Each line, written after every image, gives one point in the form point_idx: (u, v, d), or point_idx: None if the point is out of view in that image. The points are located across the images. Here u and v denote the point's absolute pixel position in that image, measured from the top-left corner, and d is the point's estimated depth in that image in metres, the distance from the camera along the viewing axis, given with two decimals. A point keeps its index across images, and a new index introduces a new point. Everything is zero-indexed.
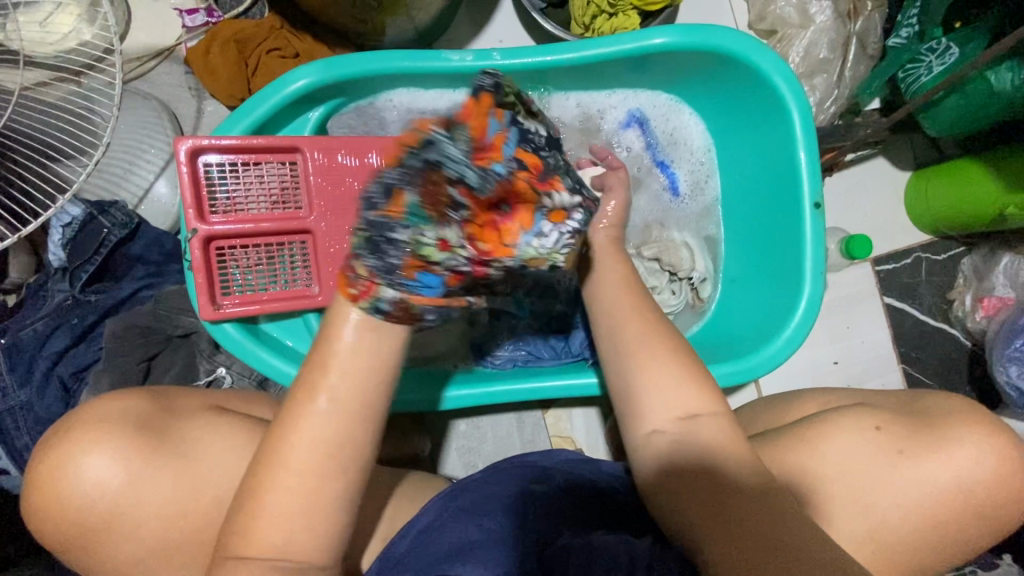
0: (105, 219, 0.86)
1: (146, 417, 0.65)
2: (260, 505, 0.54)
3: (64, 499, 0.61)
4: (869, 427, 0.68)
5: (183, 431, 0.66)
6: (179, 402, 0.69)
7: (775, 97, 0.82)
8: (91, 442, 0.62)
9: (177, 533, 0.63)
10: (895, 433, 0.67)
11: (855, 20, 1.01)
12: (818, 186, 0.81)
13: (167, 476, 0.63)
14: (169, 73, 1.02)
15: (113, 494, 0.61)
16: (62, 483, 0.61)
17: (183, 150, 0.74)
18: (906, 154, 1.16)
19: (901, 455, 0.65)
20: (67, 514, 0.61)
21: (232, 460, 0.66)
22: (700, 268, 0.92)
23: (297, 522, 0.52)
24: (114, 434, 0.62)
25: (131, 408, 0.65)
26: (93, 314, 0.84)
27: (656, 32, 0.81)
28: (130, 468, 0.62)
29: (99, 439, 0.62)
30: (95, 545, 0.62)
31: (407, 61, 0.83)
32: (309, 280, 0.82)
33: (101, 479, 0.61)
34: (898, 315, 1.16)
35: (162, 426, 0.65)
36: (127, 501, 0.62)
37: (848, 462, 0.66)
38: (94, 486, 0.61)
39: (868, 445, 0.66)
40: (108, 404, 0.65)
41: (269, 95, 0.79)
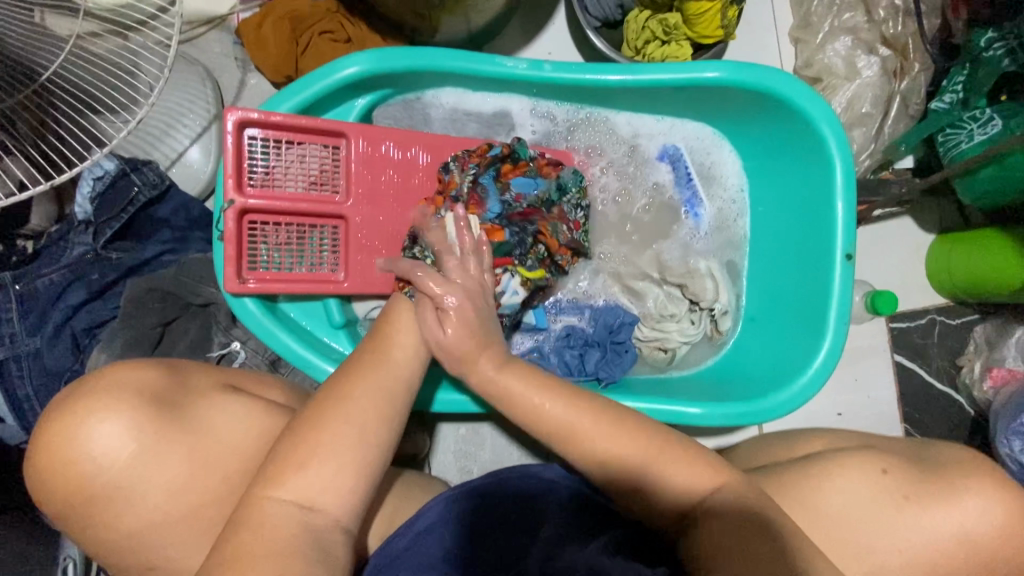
0: (137, 177, 0.86)
1: (159, 391, 0.64)
2: (269, 491, 0.55)
3: (74, 467, 0.59)
4: (875, 470, 0.67)
5: (193, 410, 0.65)
6: (196, 379, 0.69)
7: (819, 146, 0.83)
8: (98, 414, 0.60)
9: (181, 510, 0.62)
10: (901, 478, 0.67)
11: (900, 79, 1.03)
12: (851, 238, 0.82)
13: (174, 459, 0.62)
14: (217, 42, 1.02)
15: (120, 466, 0.60)
16: (70, 450, 0.59)
17: (231, 120, 0.74)
18: (932, 216, 1.17)
19: (906, 501, 0.65)
20: (74, 478, 0.59)
21: (243, 443, 0.65)
22: (722, 301, 0.92)
23: (298, 510, 0.55)
24: (130, 403, 0.61)
25: (147, 380, 0.64)
26: (113, 272, 0.83)
27: (709, 66, 0.82)
28: (129, 452, 0.60)
29: (106, 411, 0.61)
30: (92, 519, 0.61)
31: (462, 62, 0.83)
32: (336, 266, 0.81)
33: (111, 447, 0.60)
34: (905, 374, 1.17)
35: (177, 403, 0.65)
36: (129, 476, 0.60)
37: (848, 501, 0.66)
38: (105, 459, 0.60)
39: (874, 492, 0.66)
40: (128, 372, 0.64)
41: (322, 77, 0.80)
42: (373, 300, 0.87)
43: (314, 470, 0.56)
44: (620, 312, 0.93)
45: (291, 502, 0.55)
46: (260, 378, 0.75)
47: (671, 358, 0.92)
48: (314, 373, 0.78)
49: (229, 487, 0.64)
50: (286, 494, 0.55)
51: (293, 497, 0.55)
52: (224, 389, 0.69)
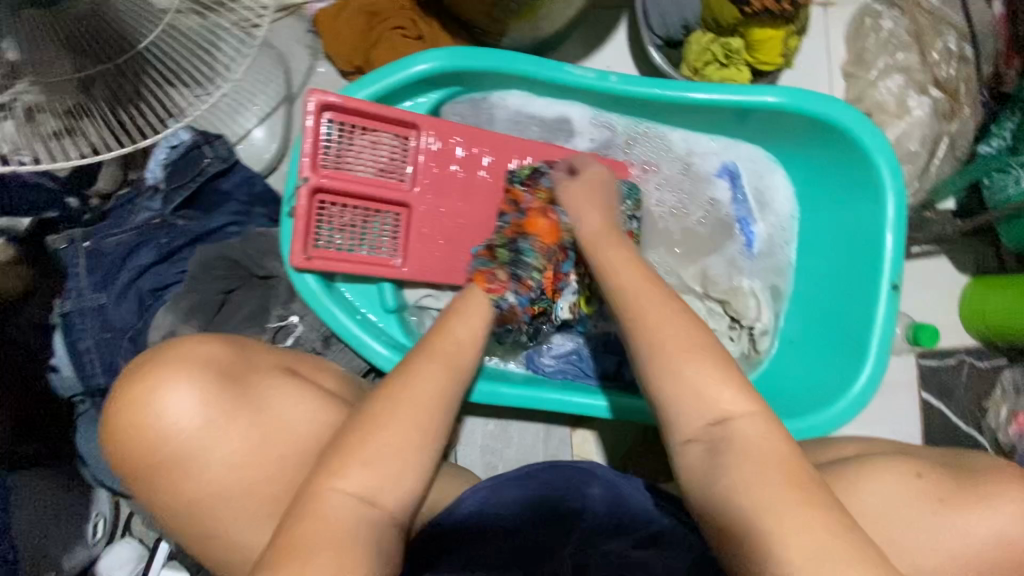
0: (209, 149, 0.89)
1: (224, 366, 0.66)
2: (330, 484, 0.56)
3: (150, 431, 0.62)
4: (908, 475, 0.68)
5: (255, 387, 0.67)
6: (257, 357, 0.71)
7: (874, 176, 0.85)
8: (169, 385, 0.63)
9: (244, 475, 0.64)
10: (938, 482, 0.67)
11: (951, 121, 1.05)
12: (899, 269, 0.83)
13: (238, 431, 0.64)
14: (290, 27, 1.05)
15: (193, 433, 0.63)
16: (145, 417, 0.62)
17: (313, 102, 0.76)
18: (969, 257, 1.18)
19: (941, 504, 0.65)
20: (149, 439, 0.62)
21: (301, 418, 0.67)
22: (763, 320, 0.94)
23: (355, 502, 0.56)
24: (202, 375, 0.64)
25: (213, 355, 0.66)
26: (180, 237, 0.85)
27: (772, 91, 0.85)
28: (197, 423, 0.63)
29: (176, 383, 0.63)
30: (158, 477, 0.63)
31: (533, 66, 0.86)
32: (395, 251, 0.84)
33: (184, 414, 0.63)
34: (931, 412, 1.17)
35: (245, 379, 0.67)
36: (196, 443, 0.63)
37: (882, 504, 0.66)
38: (178, 426, 0.63)
39: (908, 496, 0.66)
40: (199, 347, 0.66)
41: (401, 68, 0.83)
42: (424, 288, 0.89)
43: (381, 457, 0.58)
44: None
45: (352, 496, 0.56)
46: (317, 361, 0.77)
47: None
48: (365, 352, 0.80)
49: (289, 456, 0.65)
50: (348, 489, 0.56)
51: (355, 492, 0.56)
52: (282, 370, 0.71)
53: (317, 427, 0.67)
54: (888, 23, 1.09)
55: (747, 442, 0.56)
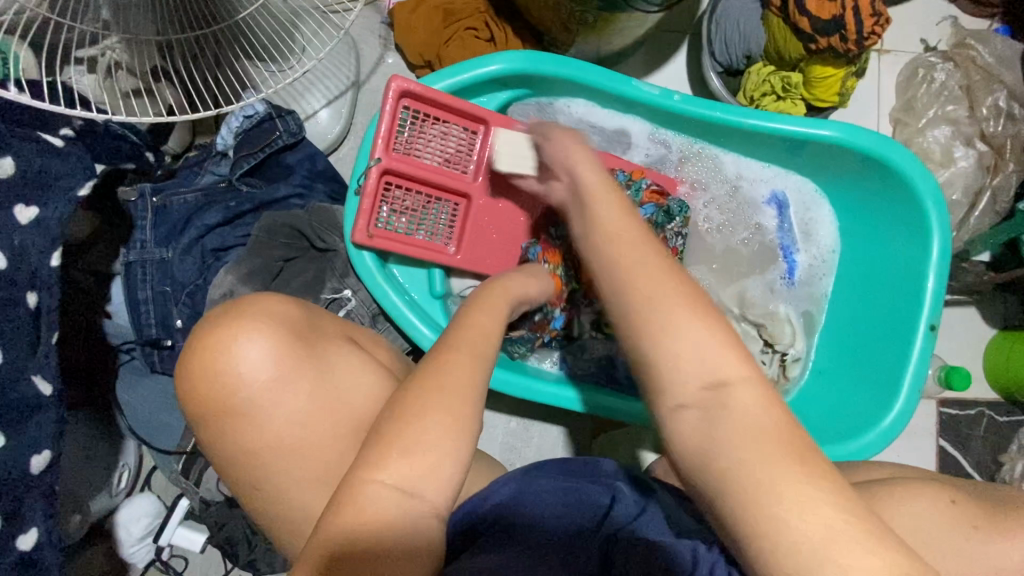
0: (280, 123, 0.92)
1: (297, 326, 0.69)
2: (369, 474, 0.53)
3: (224, 377, 0.65)
4: (943, 499, 0.67)
5: (322, 350, 0.70)
6: (325, 323, 0.74)
7: (921, 217, 0.87)
8: (248, 332, 0.66)
9: (299, 435, 0.67)
10: (972, 509, 0.67)
11: (994, 175, 1.07)
12: (938, 311, 0.85)
13: (300, 389, 0.67)
14: (366, 17, 1.09)
15: (264, 385, 0.66)
16: (221, 360, 0.65)
17: (394, 87, 0.79)
18: (997, 312, 1.19)
19: (975, 530, 0.65)
20: (224, 386, 0.66)
21: (357, 385, 0.70)
22: (796, 347, 0.96)
23: (397, 492, 0.52)
24: (276, 330, 0.67)
25: (288, 314, 0.69)
26: (245, 203, 0.89)
27: (830, 125, 0.88)
28: (268, 374, 0.66)
29: (254, 332, 0.66)
30: (219, 422, 0.66)
31: (602, 78, 0.89)
32: (449, 239, 0.87)
33: (257, 365, 0.66)
34: (947, 460, 1.18)
35: (313, 340, 0.70)
36: (262, 393, 0.66)
37: (922, 525, 0.65)
38: (251, 377, 0.66)
39: (943, 518, 0.65)
40: (274, 303, 0.70)
41: (476, 65, 0.86)
42: (472, 279, 0.91)
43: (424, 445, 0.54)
44: None
45: (389, 485, 0.53)
46: (373, 336, 0.80)
47: None
48: (411, 333, 0.82)
49: (340, 421, 0.68)
50: (385, 478, 0.53)
51: (393, 482, 0.53)
52: (345, 340, 0.74)
53: (368, 397, 0.70)
54: (940, 75, 1.12)
55: (773, 428, 0.47)
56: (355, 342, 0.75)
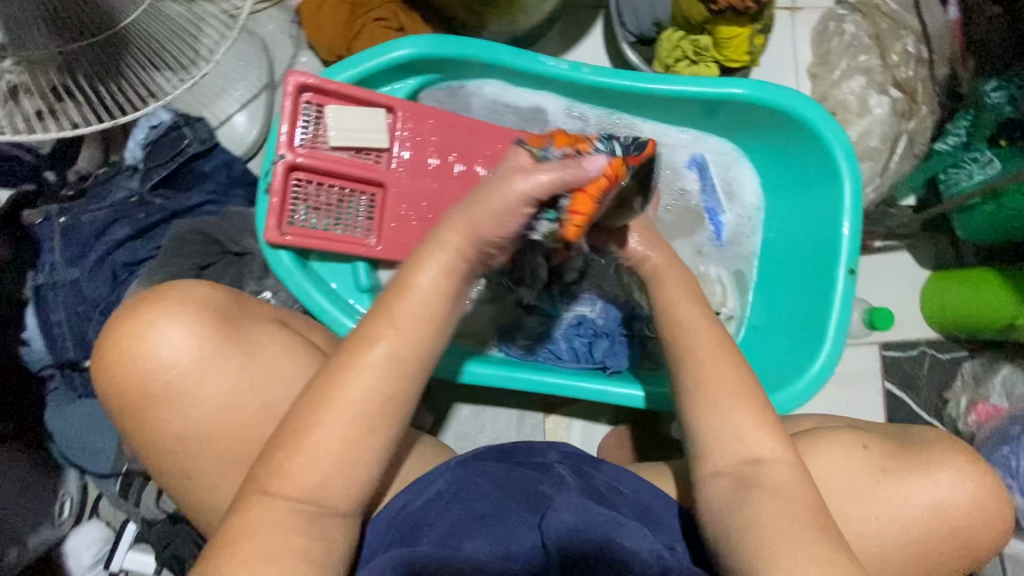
0: (189, 131, 0.90)
1: (219, 312, 0.69)
2: (270, 485, 0.54)
3: (144, 361, 0.66)
4: (857, 446, 0.70)
5: (246, 331, 0.70)
6: (250, 306, 0.74)
7: (832, 165, 0.88)
8: (168, 316, 0.66)
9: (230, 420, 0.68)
10: (881, 452, 0.70)
11: (909, 120, 1.09)
12: (855, 255, 0.87)
13: (226, 370, 0.68)
14: (274, 17, 1.08)
15: (185, 366, 0.66)
16: (140, 346, 0.66)
17: (292, 82, 0.79)
18: (929, 254, 1.22)
19: (884, 473, 0.68)
20: (143, 370, 0.66)
21: (285, 367, 0.71)
22: (729, 305, 0.98)
23: (301, 506, 0.54)
24: (194, 310, 0.68)
25: (209, 300, 0.69)
26: (158, 215, 0.86)
27: (736, 83, 0.89)
28: (191, 357, 0.66)
29: (174, 317, 0.66)
30: (137, 426, 0.67)
31: (507, 55, 0.89)
32: (369, 231, 0.86)
33: (178, 348, 0.66)
34: (894, 402, 1.21)
35: (236, 319, 0.71)
36: (186, 376, 0.67)
37: (834, 470, 0.69)
38: (169, 358, 0.66)
39: (852, 466, 0.69)
40: (192, 289, 0.71)
41: (377, 54, 0.85)
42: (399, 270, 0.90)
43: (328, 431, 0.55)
44: (630, 308, 0.98)
45: (290, 499, 0.54)
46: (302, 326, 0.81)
47: None
48: (336, 328, 0.82)
49: (266, 406, 0.69)
50: (287, 492, 0.54)
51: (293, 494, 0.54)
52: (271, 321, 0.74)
53: (298, 375, 0.71)
54: (850, 27, 1.14)
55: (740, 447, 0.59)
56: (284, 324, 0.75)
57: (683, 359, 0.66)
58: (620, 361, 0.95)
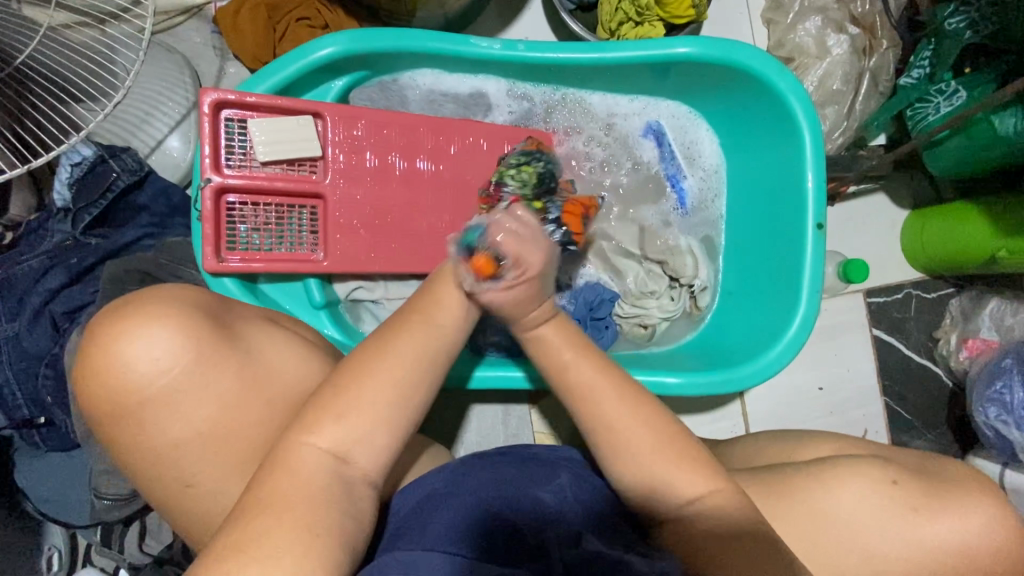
0: (115, 163, 0.86)
1: (208, 311, 0.61)
2: (294, 443, 0.52)
3: (119, 372, 0.55)
4: (886, 480, 0.65)
5: (243, 333, 0.62)
6: (238, 310, 0.66)
7: (789, 117, 0.84)
8: (154, 320, 0.56)
9: (227, 429, 0.59)
10: (912, 490, 0.64)
11: (870, 56, 1.04)
12: (822, 208, 0.83)
13: (220, 377, 0.58)
14: (195, 31, 1.02)
15: (176, 373, 0.57)
16: (117, 356, 0.55)
17: (208, 101, 0.75)
18: (907, 192, 1.19)
19: (915, 513, 0.63)
20: (122, 381, 0.56)
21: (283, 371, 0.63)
22: (701, 276, 0.94)
23: (328, 461, 0.52)
24: (187, 310, 0.58)
25: (196, 301, 0.61)
26: (93, 256, 0.83)
27: (680, 41, 0.84)
28: (176, 366, 0.56)
29: (158, 320, 0.57)
30: None
31: (436, 42, 0.84)
32: (315, 245, 0.82)
33: (158, 357, 0.56)
34: (885, 348, 1.19)
35: (230, 320, 0.62)
36: (175, 389, 0.57)
37: (857, 502, 0.64)
38: (154, 366, 0.56)
39: (881, 500, 0.64)
40: (179, 289, 0.62)
41: (297, 57, 0.80)
42: (355, 281, 0.87)
43: (282, 475, 0.51)
44: (601, 289, 0.92)
45: (317, 452, 0.52)
46: None
47: (652, 334, 0.93)
48: None
49: None
50: (315, 443, 0.52)
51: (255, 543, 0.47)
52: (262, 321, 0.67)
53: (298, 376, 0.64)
54: None
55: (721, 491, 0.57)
56: (275, 321, 0.68)
57: (629, 344, 0.62)
58: None
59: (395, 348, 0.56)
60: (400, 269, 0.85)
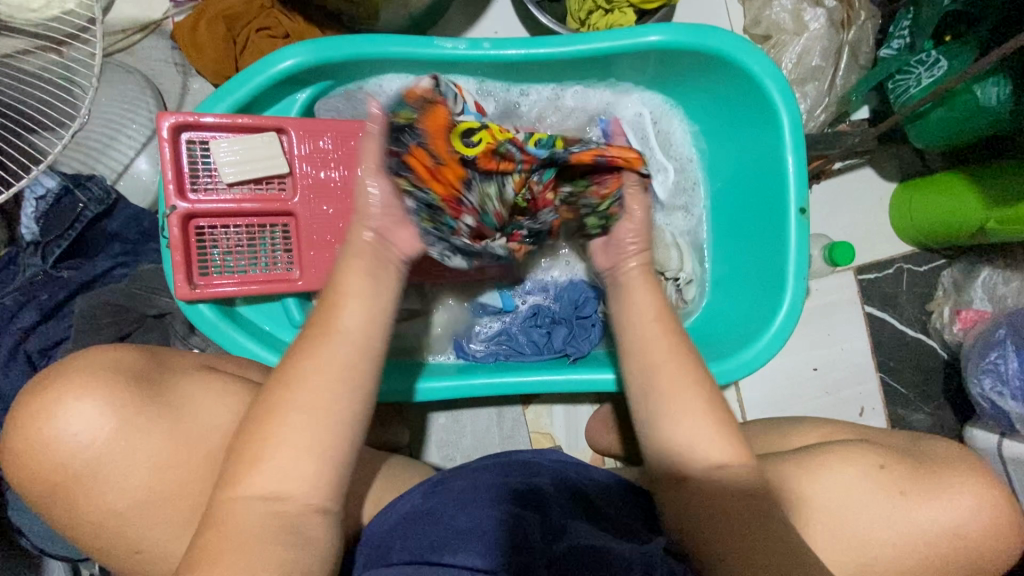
0: (81, 193, 0.84)
1: (137, 367, 0.62)
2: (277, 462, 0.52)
3: (49, 442, 0.57)
4: (873, 466, 0.64)
5: (171, 385, 0.63)
6: (173, 359, 0.67)
7: (765, 101, 0.82)
8: (74, 389, 0.58)
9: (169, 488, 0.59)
10: (899, 473, 0.64)
11: (848, 30, 1.01)
12: (804, 191, 0.81)
13: (153, 432, 0.59)
14: (154, 48, 1.00)
15: (96, 444, 0.58)
16: (45, 426, 0.57)
17: (166, 126, 0.73)
18: (893, 165, 1.17)
19: (904, 497, 0.62)
20: (53, 454, 0.57)
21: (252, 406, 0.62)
22: (687, 269, 0.92)
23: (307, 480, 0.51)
24: (109, 378, 0.59)
25: (124, 360, 0.62)
26: (64, 291, 0.81)
27: (650, 30, 0.81)
28: (106, 428, 0.58)
29: (79, 387, 0.58)
30: (65, 528, 0.60)
31: (399, 47, 0.82)
32: (291, 264, 0.81)
33: (86, 424, 0.58)
34: (878, 324, 1.18)
35: (159, 376, 0.63)
36: (112, 453, 0.58)
37: (848, 490, 0.63)
38: (81, 434, 0.57)
39: (870, 487, 0.63)
40: (100, 352, 0.62)
41: (256, 72, 0.78)
42: None
43: None
44: (586, 287, 0.93)
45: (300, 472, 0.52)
46: (239, 360, 0.74)
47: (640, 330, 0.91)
48: None
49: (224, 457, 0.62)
50: (296, 465, 0.52)
51: None
52: (199, 368, 0.67)
53: None
54: None
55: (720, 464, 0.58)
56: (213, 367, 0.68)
57: None
58: (582, 346, 0.90)
59: (368, 367, 0.56)
60: None
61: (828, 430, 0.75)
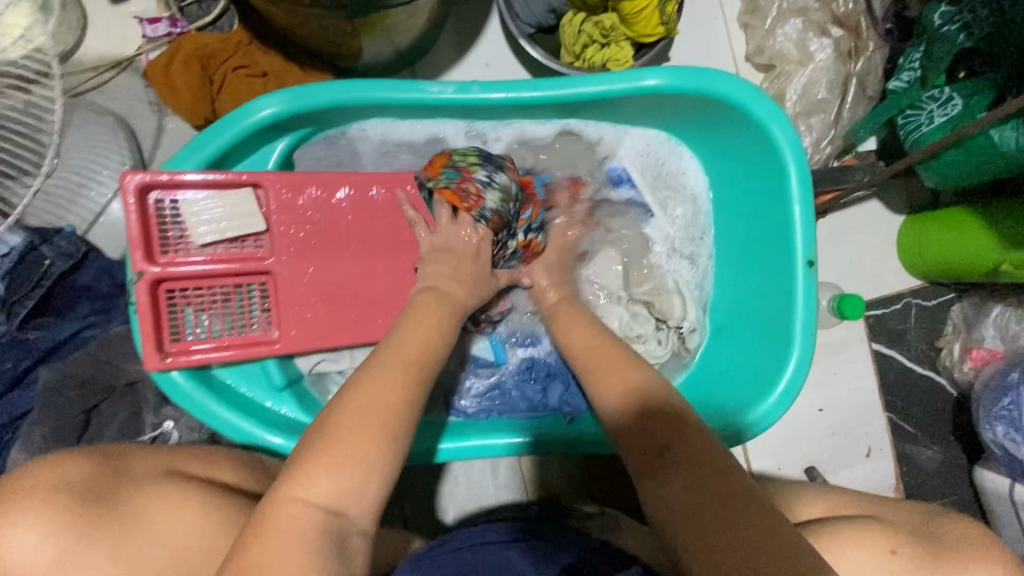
0: (47, 249, 0.80)
1: (90, 478, 0.55)
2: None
3: None
4: (885, 551, 0.61)
5: (128, 502, 0.56)
6: (133, 462, 0.60)
7: (770, 146, 0.77)
8: (22, 517, 0.52)
9: None
10: (912, 560, 0.60)
11: (856, 60, 0.97)
12: (812, 244, 0.77)
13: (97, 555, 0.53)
14: (128, 86, 0.95)
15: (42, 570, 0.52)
16: None
17: (132, 186, 0.68)
18: (901, 197, 1.13)
19: None
20: None
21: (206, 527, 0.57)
22: (690, 316, 0.89)
23: None
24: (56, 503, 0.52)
25: (76, 471, 0.55)
26: (29, 359, 0.78)
27: (649, 73, 0.77)
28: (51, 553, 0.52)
29: (29, 516, 0.52)
30: None
31: (383, 92, 0.77)
32: (269, 324, 0.76)
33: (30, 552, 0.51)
34: (885, 361, 1.14)
35: (111, 493, 0.55)
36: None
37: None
38: (23, 561, 0.51)
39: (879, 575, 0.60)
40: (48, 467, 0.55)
41: (232, 123, 0.73)
42: (318, 354, 0.82)
43: None
44: None
45: None
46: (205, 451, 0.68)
47: None
48: (251, 442, 0.74)
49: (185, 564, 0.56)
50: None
51: None
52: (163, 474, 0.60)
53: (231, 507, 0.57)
54: None
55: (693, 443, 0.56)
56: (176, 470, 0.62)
57: None
58: (578, 405, 0.85)
59: (341, 461, 0.51)
60: (366, 338, 0.79)
61: (833, 500, 0.71)
